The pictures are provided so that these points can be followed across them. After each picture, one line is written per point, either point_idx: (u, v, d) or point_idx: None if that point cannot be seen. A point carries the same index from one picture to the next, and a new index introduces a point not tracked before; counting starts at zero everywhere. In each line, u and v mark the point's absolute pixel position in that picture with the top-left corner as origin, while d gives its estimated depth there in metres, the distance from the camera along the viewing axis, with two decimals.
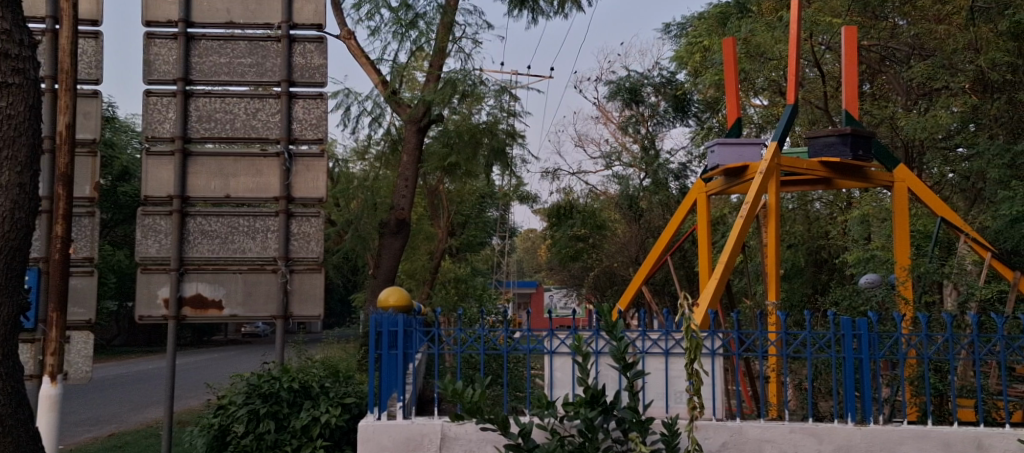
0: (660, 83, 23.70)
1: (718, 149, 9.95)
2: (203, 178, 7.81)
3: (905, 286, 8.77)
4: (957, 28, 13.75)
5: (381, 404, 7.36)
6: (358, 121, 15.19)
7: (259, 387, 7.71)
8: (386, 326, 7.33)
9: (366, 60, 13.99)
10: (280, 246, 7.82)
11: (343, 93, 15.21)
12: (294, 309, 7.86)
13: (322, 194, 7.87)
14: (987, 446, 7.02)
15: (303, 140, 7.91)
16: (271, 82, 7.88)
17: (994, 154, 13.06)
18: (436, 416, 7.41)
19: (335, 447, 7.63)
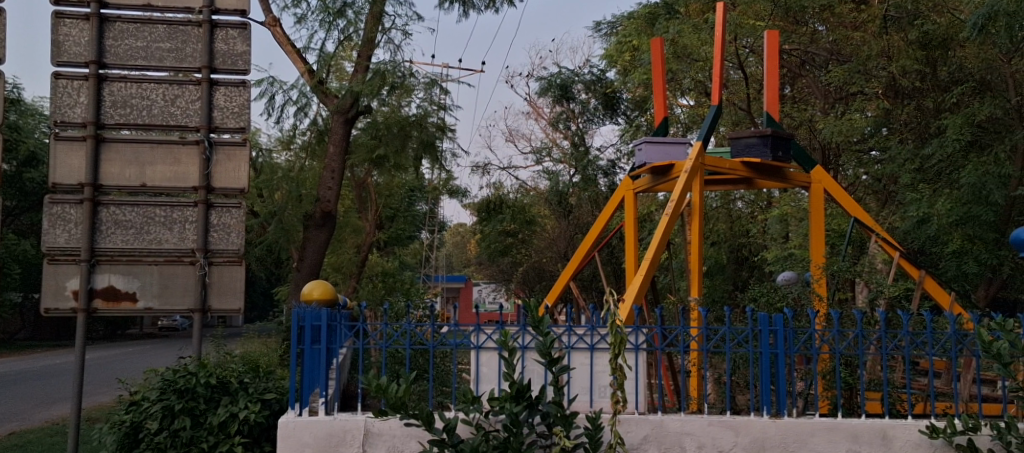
0: (590, 80, 23.93)
1: (644, 148, 10.10)
2: (118, 166, 7.13)
3: (820, 283, 9.12)
4: (871, 35, 14.37)
5: (302, 401, 7.39)
6: (283, 110, 15.10)
7: (175, 382, 7.55)
8: (309, 320, 7.33)
9: (292, 48, 13.91)
10: (199, 238, 7.20)
11: (268, 81, 15.11)
12: (212, 302, 7.25)
13: (244, 185, 7.28)
14: (891, 437, 7.30)
15: (225, 128, 7.30)
16: (191, 68, 7.27)
17: (905, 159, 13.51)
18: (360, 412, 7.43)
19: (254, 444, 7.56)
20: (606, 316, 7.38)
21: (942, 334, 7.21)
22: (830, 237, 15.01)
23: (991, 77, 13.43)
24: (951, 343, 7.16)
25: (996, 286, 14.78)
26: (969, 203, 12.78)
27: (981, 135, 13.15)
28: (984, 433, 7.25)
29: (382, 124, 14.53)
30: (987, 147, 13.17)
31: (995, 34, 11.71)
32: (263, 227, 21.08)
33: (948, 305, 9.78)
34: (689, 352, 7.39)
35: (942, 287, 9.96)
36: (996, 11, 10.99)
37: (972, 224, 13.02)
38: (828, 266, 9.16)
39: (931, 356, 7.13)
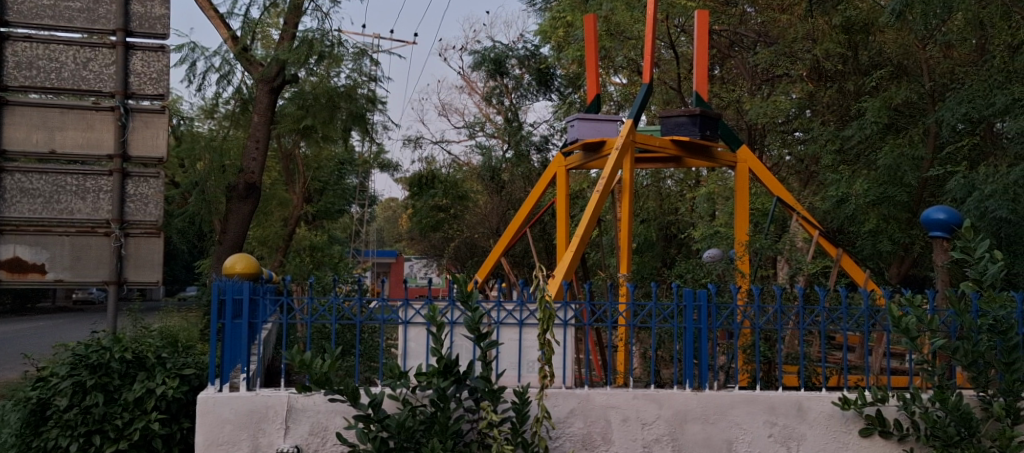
0: (524, 55, 23.93)
1: (577, 124, 10.22)
2: (21, 130, 6.25)
3: (743, 260, 9.36)
4: (797, 18, 14.36)
5: (222, 377, 7.34)
6: (205, 77, 14.86)
7: (87, 357, 7.38)
8: (230, 294, 7.21)
9: (215, 13, 13.67)
10: (113, 207, 6.26)
11: (189, 47, 14.86)
12: (128, 276, 6.33)
13: (163, 154, 6.43)
14: (807, 408, 7.53)
15: (143, 95, 6.42)
16: (105, 30, 6.34)
17: (826, 140, 13.95)
18: (283, 387, 7.40)
19: (171, 420, 7.48)
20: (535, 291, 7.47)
21: (856, 309, 7.46)
22: (755, 216, 15.33)
23: (907, 62, 13.66)
24: (865, 318, 7.41)
25: (909, 265, 15.26)
26: (886, 184, 13.23)
27: (899, 118, 13.59)
28: (892, 403, 7.57)
29: (311, 94, 14.45)
30: (902, 130, 13.61)
31: (913, 20, 11.96)
32: (184, 197, 20.70)
33: (863, 282, 10.10)
34: (616, 327, 7.51)
35: (858, 264, 10.27)
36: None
37: (887, 204, 13.50)
38: (751, 242, 9.44)
39: (845, 331, 7.38)
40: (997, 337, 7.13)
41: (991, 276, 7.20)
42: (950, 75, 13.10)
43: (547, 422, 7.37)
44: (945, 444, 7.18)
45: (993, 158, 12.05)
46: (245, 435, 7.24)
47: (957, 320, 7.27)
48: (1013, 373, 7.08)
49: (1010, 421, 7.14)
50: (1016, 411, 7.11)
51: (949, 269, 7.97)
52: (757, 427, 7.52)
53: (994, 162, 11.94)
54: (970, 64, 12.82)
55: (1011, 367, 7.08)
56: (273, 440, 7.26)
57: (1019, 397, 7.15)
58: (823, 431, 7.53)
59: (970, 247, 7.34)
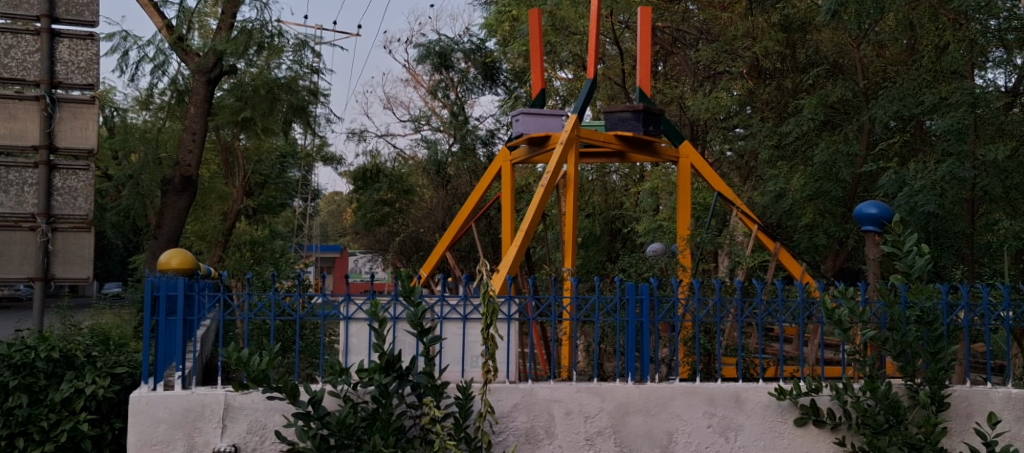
0: (469, 49, 23.90)
1: (522, 119, 10.30)
2: None
3: (685, 254, 9.55)
4: (738, 16, 14.72)
5: (157, 376, 7.24)
6: (138, 67, 14.63)
7: (10, 357, 7.20)
8: (163, 291, 7.13)
9: (149, 2, 13.47)
10: (40, 201, 6.19)
11: (121, 36, 14.62)
12: (56, 271, 6.23)
13: (94, 145, 6.38)
14: (744, 399, 7.67)
15: (70, 85, 6.32)
16: (29, 17, 6.24)
17: (764, 135, 14.28)
18: (220, 385, 7.33)
19: (102, 421, 7.42)
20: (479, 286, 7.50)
21: (792, 302, 7.63)
22: (697, 210, 15.54)
23: (843, 61, 13.95)
24: (800, 310, 7.58)
25: (844, 258, 15.56)
26: (821, 180, 13.50)
27: (834, 115, 13.82)
28: (825, 393, 7.74)
29: (250, 85, 14.30)
30: (838, 127, 13.84)
31: (847, 19, 12.20)
32: (118, 190, 20.31)
33: (800, 275, 10.34)
34: (560, 321, 7.57)
35: (795, 258, 10.50)
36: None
37: (823, 199, 13.81)
38: (693, 236, 9.59)
39: (782, 323, 7.53)
40: (925, 327, 7.33)
41: (919, 269, 7.42)
42: (883, 73, 13.34)
43: (491, 417, 7.42)
44: (876, 432, 7.35)
45: (923, 154, 12.35)
46: (181, 435, 7.16)
47: (887, 312, 7.46)
48: (939, 362, 7.31)
49: (935, 408, 7.35)
50: (940, 399, 7.31)
51: (880, 263, 8.17)
52: (696, 418, 7.64)
53: (923, 157, 12.26)
54: (901, 63, 13.03)
55: (936, 356, 7.31)
56: (209, 439, 7.20)
57: (944, 385, 7.36)
58: (759, 421, 7.68)
59: (899, 241, 7.51)
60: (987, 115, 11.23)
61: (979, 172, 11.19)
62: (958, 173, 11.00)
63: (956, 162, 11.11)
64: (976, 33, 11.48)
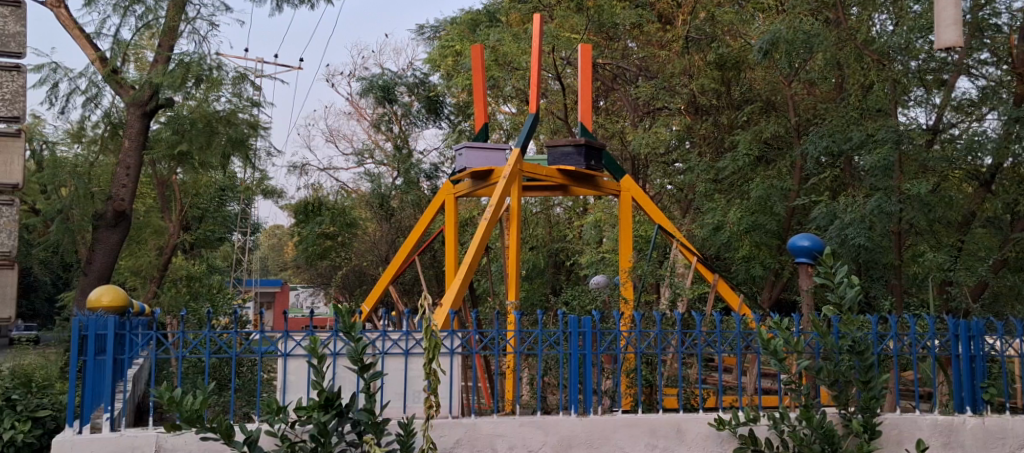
0: (413, 83, 23.96)
1: (465, 152, 10.37)
2: None
3: (628, 286, 9.70)
4: (675, 54, 15.09)
5: (82, 418, 7.08)
6: (69, 100, 14.44)
7: None
8: (92, 330, 7.02)
9: (80, 33, 13.33)
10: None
11: (51, 67, 14.40)
12: None
13: (20, 181, 4.84)
14: (685, 430, 7.76)
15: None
16: None
17: (702, 170, 14.55)
18: (150, 427, 7.21)
19: None
20: (421, 321, 7.52)
21: (730, 332, 7.77)
22: (637, 243, 15.68)
23: (775, 98, 14.14)
24: (738, 340, 7.72)
25: (780, 288, 15.70)
26: (757, 213, 13.86)
27: (768, 151, 14.17)
28: (763, 423, 7.84)
29: (187, 118, 14.01)
30: (772, 162, 14.18)
31: (777, 58, 12.77)
32: (46, 225, 19.81)
33: (737, 306, 10.50)
34: (502, 355, 7.60)
35: (733, 290, 10.71)
36: (777, 38, 12.28)
37: (758, 231, 14.07)
38: (635, 268, 9.84)
39: (720, 354, 7.65)
40: (856, 357, 7.47)
41: (850, 300, 7.53)
42: (813, 110, 13.67)
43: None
44: None
45: (851, 188, 12.63)
46: None
47: (821, 342, 7.62)
48: (870, 390, 7.45)
49: (868, 436, 7.48)
50: (873, 428, 7.45)
51: (812, 294, 8.32)
52: (638, 450, 7.70)
53: (851, 192, 12.55)
54: (831, 101, 13.27)
55: (868, 384, 7.45)
56: None
57: (875, 413, 7.51)
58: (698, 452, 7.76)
59: (830, 273, 7.61)
60: (911, 152, 11.53)
61: (905, 206, 11.35)
62: (885, 207, 11.22)
63: (883, 196, 11.36)
64: (898, 74, 11.58)
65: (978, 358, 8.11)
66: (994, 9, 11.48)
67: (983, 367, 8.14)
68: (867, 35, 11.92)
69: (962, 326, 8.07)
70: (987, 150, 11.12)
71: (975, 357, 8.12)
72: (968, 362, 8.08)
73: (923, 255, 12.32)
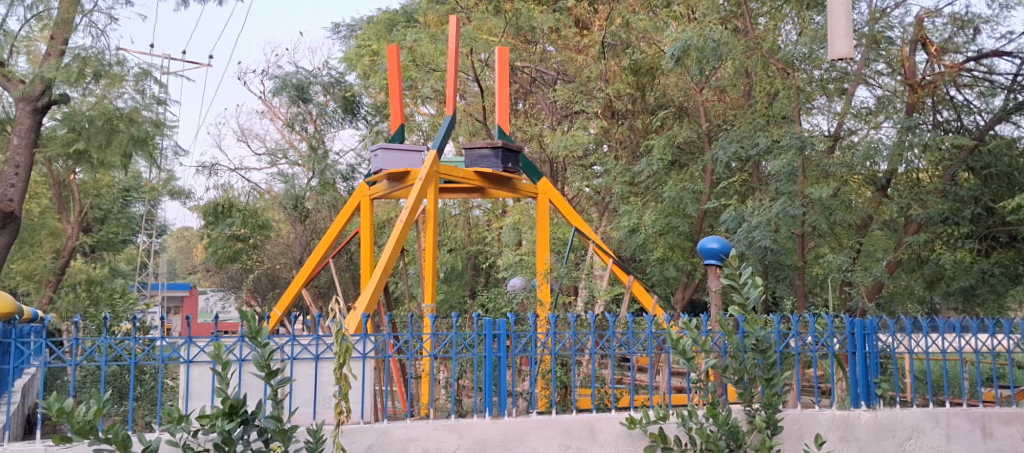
0: (329, 82, 22.55)
1: (381, 154, 10.30)
2: None
3: (544, 289, 9.88)
4: (591, 58, 15.09)
5: None
6: None
7: None
8: None
9: None
10: None
11: None
12: None
13: None
14: (598, 430, 7.87)
15: None
16: None
17: (619, 172, 14.77)
18: (38, 439, 7.07)
19: None
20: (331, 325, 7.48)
21: (642, 333, 7.94)
22: (555, 245, 15.80)
23: (689, 104, 14.57)
24: (650, 341, 7.90)
25: (693, 290, 15.98)
26: (670, 216, 14.18)
27: (681, 156, 14.52)
28: (672, 421, 8.01)
29: (85, 114, 13.27)
30: (685, 166, 14.56)
31: (690, 66, 12.94)
32: None
33: (651, 307, 10.65)
34: (416, 357, 7.61)
35: (647, 290, 10.84)
36: (689, 45, 12.15)
37: (672, 234, 14.38)
38: (551, 271, 9.97)
39: (632, 354, 7.80)
40: (760, 355, 7.67)
41: (753, 300, 7.70)
42: (724, 117, 14.01)
43: None
44: None
45: (759, 192, 12.96)
46: None
47: (728, 341, 7.80)
48: (773, 387, 7.64)
49: (771, 432, 7.65)
50: (775, 423, 7.64)
51: (721, 295, 8.51)
52: (551, 450, 7.78)
53: (759, 196, 12.85)
54: (740, 108, 13.66)
55: (771, 382, 7.65)
56: None
57: (778, 409, 7.69)
58: (610, 450, 7.89)
59: (736, 274, 7.76)
60: (813, 158, 12.00)
61: (808, 209, 11.85)
62: (790, 211, 11.67)
63: (787, 201, 11.79)
64: (803, 82, 12.12)
65: (872, 355, 8.37)
66: (889, 23, 12.08)
67: (877, 363, 8.40)
68: (772, 44, 12.35)
69: (858, 325, 8.34)
70: (886, 157, 11.63)
71: (869, 353, 8.38)
72: (863, 359, 8.34)
73: (825, 257, 12.70)
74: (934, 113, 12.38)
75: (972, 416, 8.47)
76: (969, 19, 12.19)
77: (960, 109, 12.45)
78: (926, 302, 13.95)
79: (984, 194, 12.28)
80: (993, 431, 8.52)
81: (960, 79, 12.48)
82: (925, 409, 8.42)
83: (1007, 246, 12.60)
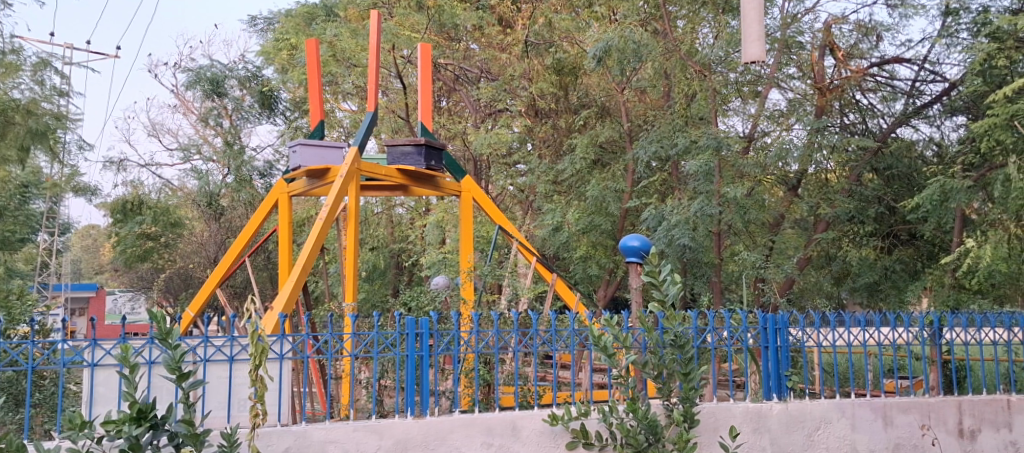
0: (245, 76, 21.69)
1: (299, 150, 10.18)
2: None
3: (468, 286, 10.04)
4: (515, 57, 15.20)
5: None
6: None
7: None
8: None
9: None
10: None
11: None
12: None
13: None
14: (520, 427, 7.93)
15: None
16: None
17: (542, 170, 14.91)
18: None
19: None
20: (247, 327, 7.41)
21: (564, 330, 8.01)
22: (479, 243, 15.83)
23: (611, 103, 14.73)
24: (573, 338, 7.97)
25: (615, 287, 16.20)
26: (593, 214, 14.37)
27: (603, 155, 14.68)
28: (593, 417, 8.10)
29: None
30: (607, 165, 14.70)
31: (611, 66, 13.04)
32: None
33: (574, 305, 10.76)
34: (337, 357, 7.57)
35: (570, 288, 10.96)
36: (610, 46, 12.34)
37: (594, 232, 14.54)
38: (475, 269, 10.02)
39: (555, 352, 7.87)
40: (678, 351, 7.83)
41: (672, 297, 7.83)
42: (645, 117, 14.22)
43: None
44: (636, 450, 7.76)
45: (678, 191, 13.14)
46: None
47: (647, 337, 7.97)
48: (690, 382, 7.80)
49: (688, 425, 7.80)
50: (692, 417, 7.78)
51: (641, 292, 8.62)
52: (473, 448, 7.81)
53: (678, 195, 13.03)
54: (660, 108, 13.89)
55: (688, 376, 7.80)
56: None
57: (695, 403, 7.83)
58: (533, 447, 7.95)
59: (656, 271, 7.90)
60: (729, 158, 12.24)
61: (724, 209, 12.06)
62: (707, 210, 11.87)
63: (705, 200, 11.99)
64: (720, 84, 12.39)
65: (784, 348, 8.59)
66: (800, 29, 12.39)
67: (788, 356, 8.64)
68: (691, 46, 12.51)
69: (770, 320, 8.56)
70: (795, 158, 12.07)
71: (779, 347, 8.61)
72: (774, 353, 8.57)
73: (740, 255, 12.98)
74: (842, 116, 13.06)
75: (875, 406, 8.73)
76: (872, 27, 12.88)
77: (865, 112, 13.13)
78: (835, 297, 14.38)
79: (886, 194, 12.84)
80: (894, 420, 8.77)
81: (864, 84, 13.11)
82: (832, 400, 8.66)
83: (906, 244, 13.03)
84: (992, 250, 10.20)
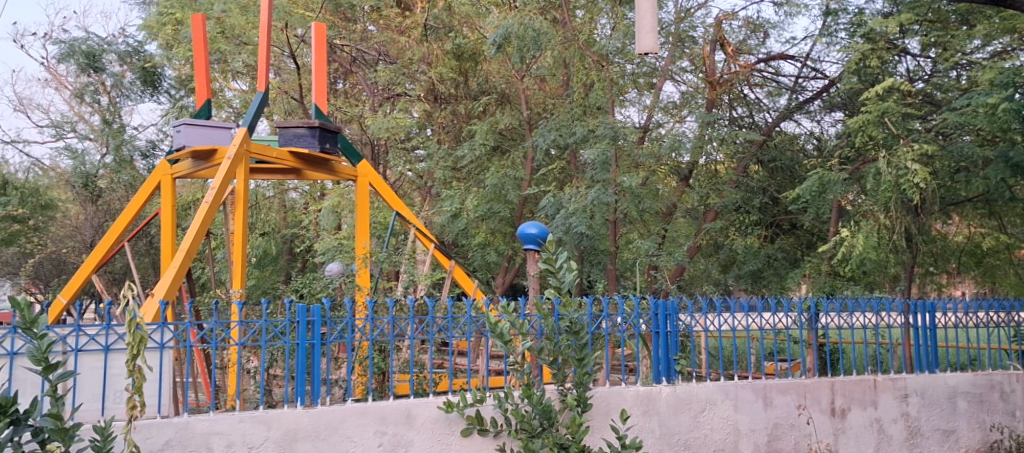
0: (125, 51, 19.87)
1: (184, 130, 9.94)
2: None
3: (364, 272, 9.96)
4: (414, 41, 15.18)
5: None
6: None
7: None
8: None
9: None
10: None
11: None
12: None
13: None
14: (414, 415, 7.93)
15: None
16: None
17: (441, 156, 14.88)
18: None
19: None
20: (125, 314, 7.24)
21: (461, 317, 8.05)
22: (376, 229, 15.67)
23: (510, 91, 14.87)
24: (469, 325, 8.02)
25: (514, 274, 16.30)
26: (492, 201, 14.33)
27: (503, 141, 14.75)
28: (488, 403, 8.16)
29: None
30: (507, 152, 14.78)
31: (508, 53, 13.06)
32: None
33: (472, 291, 10.83)
34: (223, 345, 7.44)
35: (468, 275, 11.01)
36: (510, 33, 12.36)
37: (493, 219, 14.55)
38: (371, 255, 9.97)
39: (450, 339, 7.90)
40: (572, 337, 7.95)
41: (568, 283, 7.94)
42: (544, 106, 14.38)
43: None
44: (530, 436, 7.88)
45: (575, 179, 13.27)
46: None
47: (542, 323, 8.07)
48: (583, 367, 7.92)
49: (581, 410, 7.94)
50: (585, 401, 7.91)
51: (538, 278, 8.72)
52: (366, 437, 7.78)
53: (576, 183, 13.17)
54: (559, 98, 14.05)
55: (582, 362, 7.93)
56: None
57: (588, 388, 7.97)
58: (426, 435, 7.96)
59: (552, 259, 7.99)
60: (625, 148, 12.43)
61: (620, 197, 12.24)
62: (603, 199, 12.01)
63: (601, 189, 12.12)
64: (616, 75, 12.59)
65: (673, 334, 8.78)
66: (693, 24, 12.80)
67: (676, 341, 8.82)
68: (588, 36, 12.72)
69: (661, 306, 8.72)
70: (687, 149, 12.38)
71: (669, 333, 8.79)
72: (665, 339, 8.75)
73: (634, 244, 13.19)
74: (731, 109, 13.42)
75: (755, 388, 9.02)
76: (759, 24, 13.29)
77: (752, 106, 13.56)
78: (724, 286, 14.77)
79: (770, 186, 13.31)
80: (773, 401, 9.08)
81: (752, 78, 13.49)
82: (717, 383, 8.92)
83: (789, 233, 13.61)
84: (865, 240, 10.60)
